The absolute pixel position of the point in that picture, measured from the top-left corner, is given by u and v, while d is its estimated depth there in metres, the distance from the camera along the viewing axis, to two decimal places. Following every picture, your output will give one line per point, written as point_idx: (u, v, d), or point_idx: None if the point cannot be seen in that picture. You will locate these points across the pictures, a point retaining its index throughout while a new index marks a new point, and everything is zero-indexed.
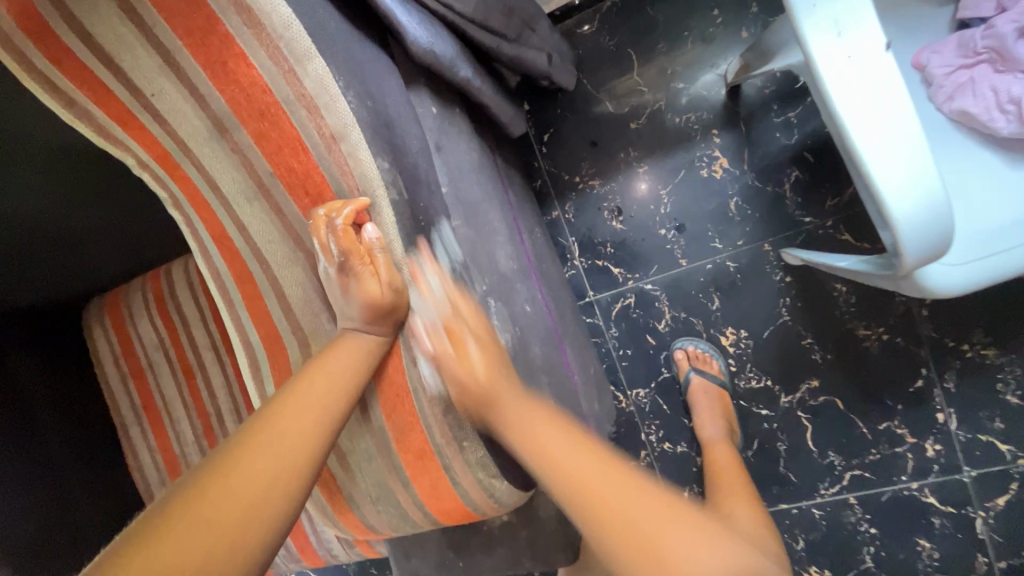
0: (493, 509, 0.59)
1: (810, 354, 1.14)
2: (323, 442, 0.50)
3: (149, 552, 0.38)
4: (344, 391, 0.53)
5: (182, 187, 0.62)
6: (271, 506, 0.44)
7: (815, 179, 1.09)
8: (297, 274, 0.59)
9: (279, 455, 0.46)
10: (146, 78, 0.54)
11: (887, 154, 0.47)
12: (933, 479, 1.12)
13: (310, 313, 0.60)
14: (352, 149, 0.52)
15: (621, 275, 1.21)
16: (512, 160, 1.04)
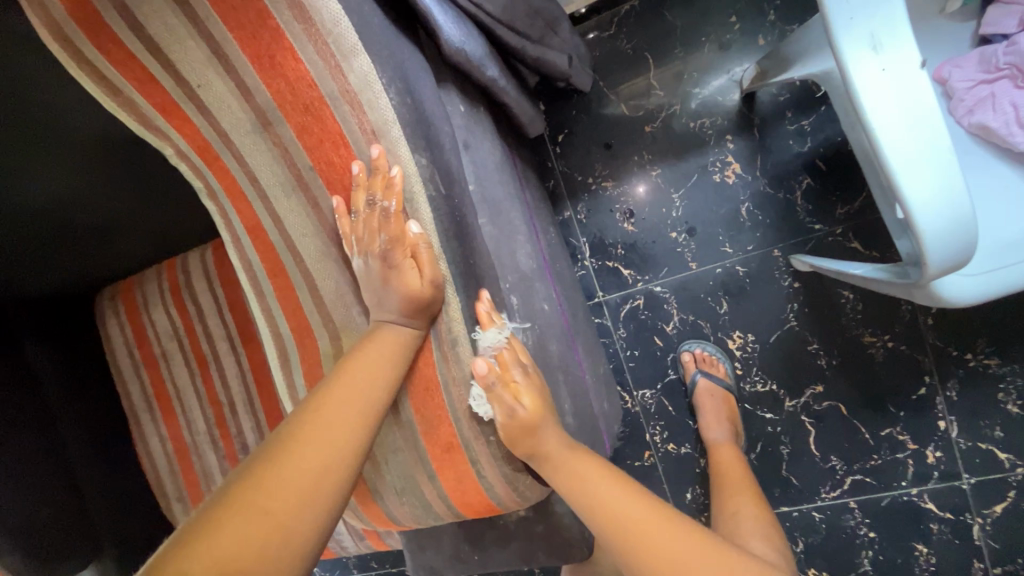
0: (516, 504, 0.60)
1: (815, 360, 1.16)
2: (367, 433, 0.50)
3: (208, 542, 0.38)
4: (382, 382, 0.53)
5: (219, 177, 0.62)
6: (323, 497, 0.44)
7: (826, 188, 1.10)
8: (329, 268, 0.60)
9: (328, 446, 0.47)
10: (191, 68, 0.54)
11: (916, 167, 0.48)
12: (932, 485, 1.13)
13: (342, 306, 0.61)
14: (393, 145, 0.53)
15: (631, 276, 1.22)
16: (529, 160, 1.05)
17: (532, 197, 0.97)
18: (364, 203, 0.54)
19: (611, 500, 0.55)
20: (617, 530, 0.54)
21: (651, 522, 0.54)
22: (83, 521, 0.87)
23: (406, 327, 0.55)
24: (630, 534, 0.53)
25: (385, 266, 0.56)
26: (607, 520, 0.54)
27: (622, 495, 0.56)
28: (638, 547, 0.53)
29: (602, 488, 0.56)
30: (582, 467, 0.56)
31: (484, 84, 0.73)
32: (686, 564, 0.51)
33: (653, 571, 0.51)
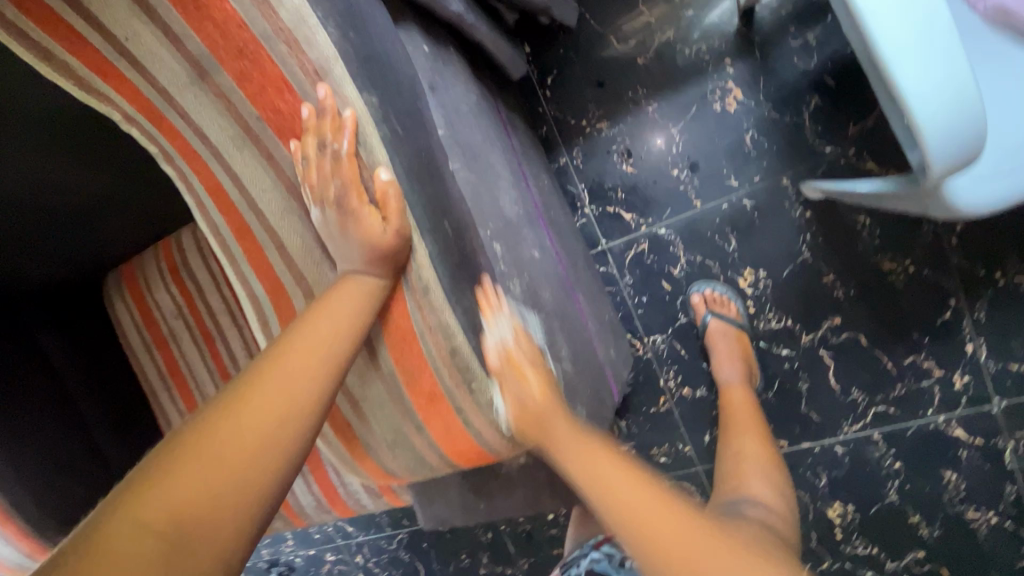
0: (507, 448, 0.60)
1: (832, 292, 1.11)
2: (328, 385, 0.52)
3: (163, 489, 0.41)
4: (351, 331, 0.54)
5: (169, 138, 0.62)
6: (276, 451, 0.47)
7: (835, 107, 1.03)
8: (294, 224, 0.59)
9: (289, 395, 0.49)
10: (117, 22, 0.53)
11: (915, 55, 0.43)
12: (960, 412, 1.10)
13: (312, 263, 0.60)
14: (337, 83, 0.51)
15: (633, 221, 1.18)
16: (515, 106, 1.01)
17: (519, 143, 0.94)
18: (314, 147, 0.53)
19: (585, 452, 0.59)
20: (580, 464, 0.58)
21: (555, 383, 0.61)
22: None
23: (370, 280, 0.55)
24: (593, 475, 0.57)
25: (344, 214, 0.54)
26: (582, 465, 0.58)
27: (602, 455, 0.59)
28: (602, 489, 0.56)
29: (561, 428, 0.59)
30: (543, 390, 0.60)
31: (448, 20, 0.68)
32: (638, 493, 0.54)
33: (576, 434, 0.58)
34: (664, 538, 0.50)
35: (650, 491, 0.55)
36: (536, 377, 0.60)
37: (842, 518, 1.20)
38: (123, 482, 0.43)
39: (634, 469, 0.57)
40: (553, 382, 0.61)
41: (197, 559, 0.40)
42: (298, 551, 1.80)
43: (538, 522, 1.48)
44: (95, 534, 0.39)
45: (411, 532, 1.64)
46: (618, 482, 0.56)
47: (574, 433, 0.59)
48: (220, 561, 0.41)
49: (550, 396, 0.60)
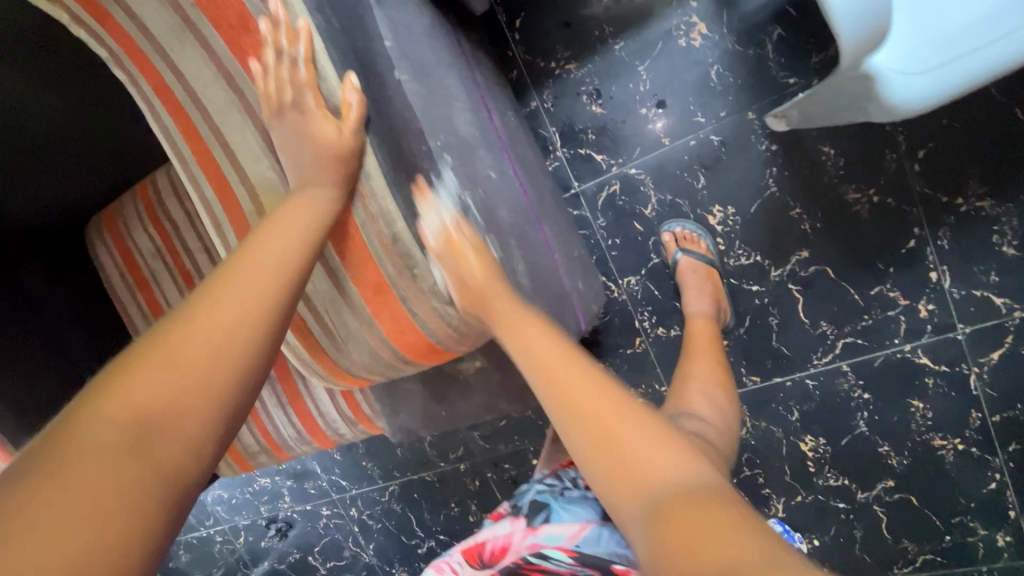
0: (454, 341, 0.67)
1: (799, 225, 1.12)
2: (286, 291, 0.53)
3: (124, 390, 0.41)
4: (302, 242, 0.56)
5: (115, 36, 0.63)
6: (243, 347, 0.47)
7: (797, 37, 1.04)
8: (238, 121, 0.61)
9: (248, 298, 0.50)
10: None
11: None
12: (926, 340, 1.11)
13: (255, 161, 0.62)
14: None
15: (604, 162, 1.20)
16: (479, 42, 1.02)
17: (482, 78, 0.95)
18: (252, 34, 0.55)
19: (608, 419, 0.52)
20: (593, 426, 0.52)
21: (567, 359, 0.58)
22: None
23: (320, 192, 0.58)
24: (611, 439, 0.51)
25: (287, 100, 0.57)
26: (603, 449, 0.50)
27: (633, 420, 0.52)
28: (619, 471, 0.49)
29: (584, 396, 0.54)
30: (550, 357, 0.58)
31: None
32: (657, 474, 0.47)
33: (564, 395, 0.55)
34: (670, 523, 0.42)
35: (680, 472, 0.47)
36: (547, 344, 0.60)
37: (815, 451, 1.22)
38: (78, 394, 0.41)
39: (669, 441, 0.50)
40: (567, 358, 0.58)
41: (171, 451, 0.40)
42: (295, 508, 1.84)
43: (524, 469, 1.52)
44: (59, 433, 0.38)
45: (402, 485, 1.68)
46: (641, 452, 0.49)
47: (585, 405, 0.53)
48: (195, 451, 0.41)
49: (546, 355, 0.58)
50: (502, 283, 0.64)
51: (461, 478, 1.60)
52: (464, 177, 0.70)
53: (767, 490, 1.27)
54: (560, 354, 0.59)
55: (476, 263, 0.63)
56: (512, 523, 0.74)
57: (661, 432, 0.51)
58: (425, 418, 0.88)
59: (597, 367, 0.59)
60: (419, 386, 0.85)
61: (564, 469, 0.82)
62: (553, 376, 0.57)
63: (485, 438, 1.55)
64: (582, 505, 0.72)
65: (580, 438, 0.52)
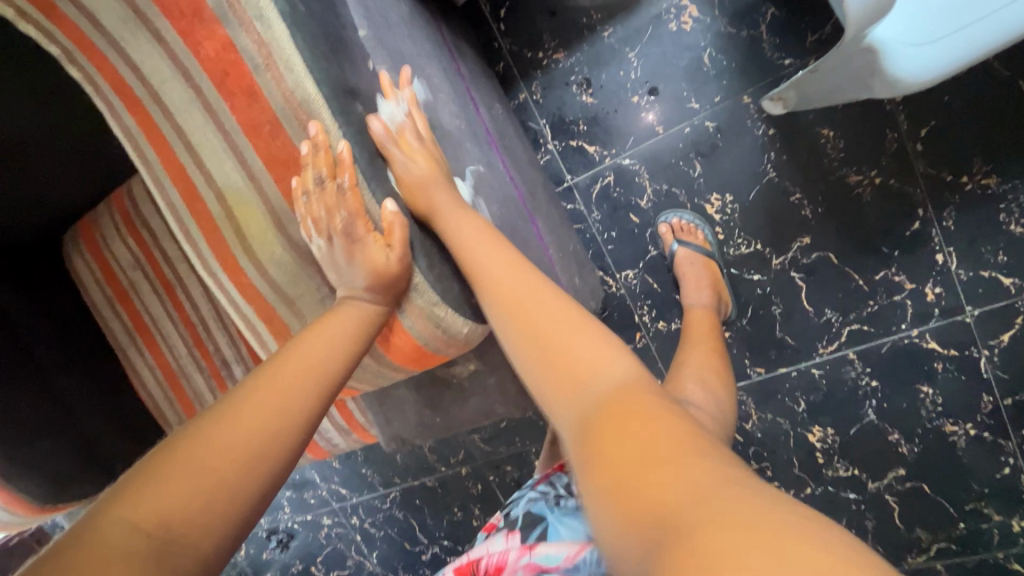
0: (443, 343, 0.64)
1: (799, 211, 1.09)
2: (320, 403, 0.55)
3: (188, 453, 0.45)
4: (354, 336, 0.59)
5: (68, 34, 0.59)
6: (267, 457, 0.48)
7: (791, 17, 1.00)
8: (199, 121, 0.56)
9: (299, 387, 0.53)
10: None
11: None
12: (934, 324, 1.08)
13: (219, 164, 0.57)
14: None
15: (597, 153, 1.16)
16: (461, 33, 0.98)
17: (467, 70, 0.91)
18: (209, 23, 0.51)
19: (562, 345, 0.52)
20: (545, 352, 0.52)
21: (520, 269, 0.59)
22: (89, 450, 0.91)
23: (371, 303, 0.60)
24: (558, 352, 0.51)
25: (251, 95, 0.52)
26: (539, 343, 0.53)
27: (593, 345, 0.50)
28: (561, 370, 0.50)
29: (513, 285, 0.58)
30: (491, 249, 0.60)
31: None
32: (601, 374, 0.48)
33: (532, 334, 0.54)
34: (560, 357, 0.51)
35: (613, 374, 0.48)
36: (498, 257, 0.60)
37: (823, 442, 1.19)
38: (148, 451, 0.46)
39: (614, 347, 0.51)
40: (547, 310, 0.55)
41: (182, 561, 0.39)
42: (295, 519, 1.80)
43: (526, 471, 1.48)
44: (122, 486, 0.42)
45: (403, 491, 1.65)
46: (584, 357, 0.49)
47: (543, 332, 0.53)
48: (201, 563, 0.41)
49: (506, 284, 0.58)
50: (501, 242, 0.62)
51: (463, 482, 1.56)
52: (450, 172, 0.66)
53: (775, 484, 1.24)
54: (525, 289, 0.57)
55: (499, 259, 0.59)
56: (507, 539, 0.72)
57: (610, 342, 0.51)
58: (418, 425, 0.84)
59: (543, 278, 0.59)
60: (411, 392, 0.82)
61: (556, 474, 0.80)
62: (513, 306, 0.56)
63: (485, 441, 1.51)
64: (578, 518, 0.69)
65: (530, 348, 0.53)
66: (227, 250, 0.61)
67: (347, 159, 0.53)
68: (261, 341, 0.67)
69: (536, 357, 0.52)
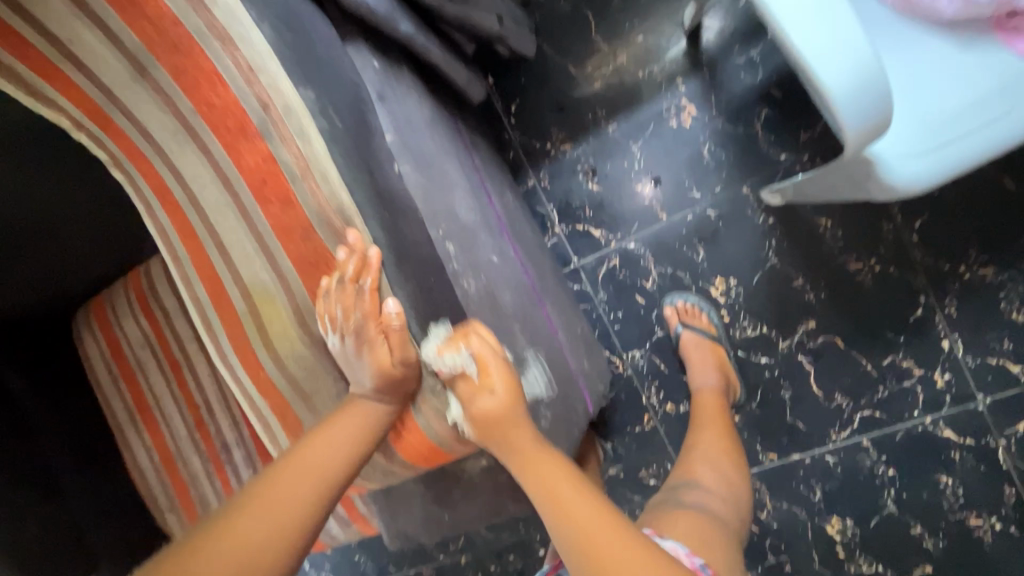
0: (457, 442, 0.63)
1: (803, 296, 1.11)
2: (319, 509, 0.56)
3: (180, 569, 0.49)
4: (359, 440, 0.59)
5: (119, 143, 0.64)
6: (265, 571, 0.51)
7: (784, 117, 1.07)
8: (231, 221, 0.58)
9: (301, 499, 0.55)
10: (62, 26, 0.55)
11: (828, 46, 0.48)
12: (947, 410, 1.07)
13: (246, 262, 0.59)
14: (272, 80, 0.52)
15: (603, 237, 1.20)
16: (476, 129, 1.04)
17: (481, 162, 0.96)
18: (250, 137, 0.54)
19: (614, 556, 0.55)
20: (588, 547, 0.56)
21: (601, 514, 0.58)
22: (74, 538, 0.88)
23: (379, 401, 0.60)
24: (562, 501, 0.59)
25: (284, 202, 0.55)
26: (595, 567, 0.55)
27: (617, 541, 0.56)
28: (566, 520, 0.58)
29: (500, 404, 0.61)
30: (553, 476, 0.61)
31: (399, 40, 0.72)
32: None
33: (597, 572, 0.55)
34: (615, 573, 0.54)
35: None
36: (568, 487, 0.61)
37: (843, 535, 1.13)
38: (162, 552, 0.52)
39: None
40: (605, 521, 0.58)
41: None
42: None
43: (530, 561, 1.40)
44: None
45: None
46: None
47: (608, 557, 0.55)
48: None
49: (573, 510, 0.59)
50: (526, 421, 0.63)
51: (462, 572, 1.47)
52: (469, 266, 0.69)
53: None
54: (593, 514, 0.58)
55: (503, 395, 0.61)
56: None
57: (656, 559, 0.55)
58: (425, 516, 0.81)
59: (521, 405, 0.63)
60: (419, 487, 0.79)
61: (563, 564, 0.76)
62: (578, 521, 0.58)
63: (487, 526, 1.44)
64: None
65: (543, 497, 0.61)
66: (246, 343, 0.62)
67: (375, 264, 0.54)
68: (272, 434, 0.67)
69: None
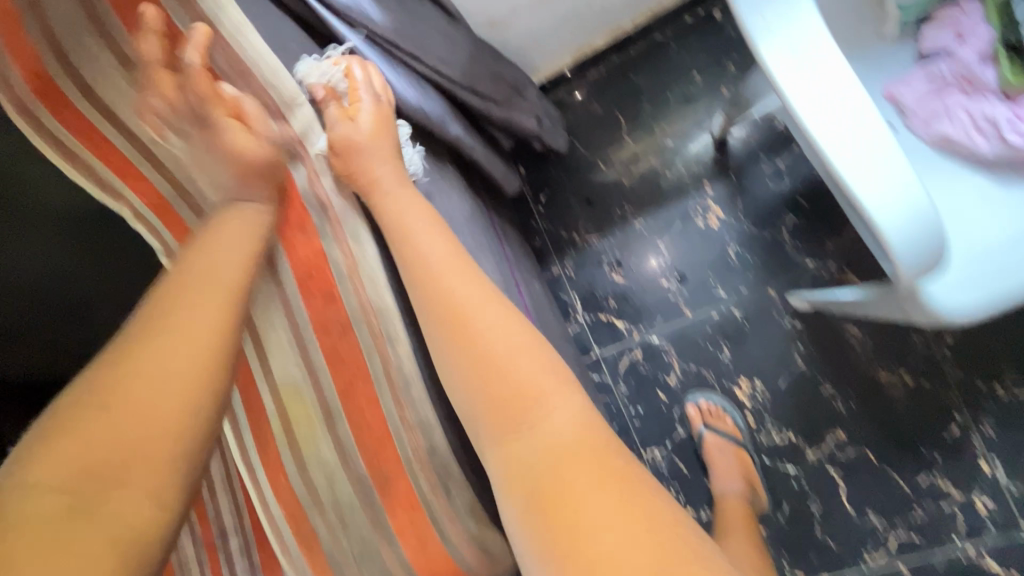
0: (485, 565, 0.58)
1: (832, 404, 1.08)
2: (223, 305, 0.50)
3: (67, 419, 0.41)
4: (233, 266, 0.52)
5: (173, 232, 0.61)
6: (172, 446, 0.44)
7: (810, 224, 1.09)
8: (274, 317, 0.57)
9: (191, 327, 0.48)
10: (135, 117, 0.57)
11: (866, 169, 0.46)
12: (991, 540, 1.00)
13: (281, 361, 0.57)
14: (337, 188, 0.58)
15: (626, 329, 1.19)
16: (507, 218, 1.06)
17: (512, 252, 0.98)
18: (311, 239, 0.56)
19: (530, 393, 0.47)
20: (498, 392, 0.48)
21: (557, 379, 0.48)
22: None
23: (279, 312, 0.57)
24: (543, 425, 0.45)
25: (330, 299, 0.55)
26: (513, 404, 0.47)
27: (582, 433, 0.44)
28: (554, 459, 0.43)
29: (481, 320, 0.51)
30: (518, 363, 0.49)
31: (449, 142, 0.75)
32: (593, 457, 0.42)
33: (507, 400, 0.47)
34: (539, 431, 0.45)
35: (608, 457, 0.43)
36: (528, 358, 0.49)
37: None
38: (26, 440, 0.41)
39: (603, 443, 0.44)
40: (557, 388, 0.47)
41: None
42: None
43: None
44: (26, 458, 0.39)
45: None
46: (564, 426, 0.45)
47: (527, 393, 0.47)
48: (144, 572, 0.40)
49: (520, 369, 0.48)
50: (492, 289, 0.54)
51: None
52: None
53: None
54: (541, 377, 0.48)
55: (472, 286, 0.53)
56: None
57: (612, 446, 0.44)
58: None
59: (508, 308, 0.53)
60: None
61: None
62: (514, 399, 0.47)
63: None
64: None
65: (501, 424, 0.47)
66: (271, 441, 0.59)
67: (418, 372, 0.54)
68: (276, 547, 0.59)
69: (495, 415, 0.47)
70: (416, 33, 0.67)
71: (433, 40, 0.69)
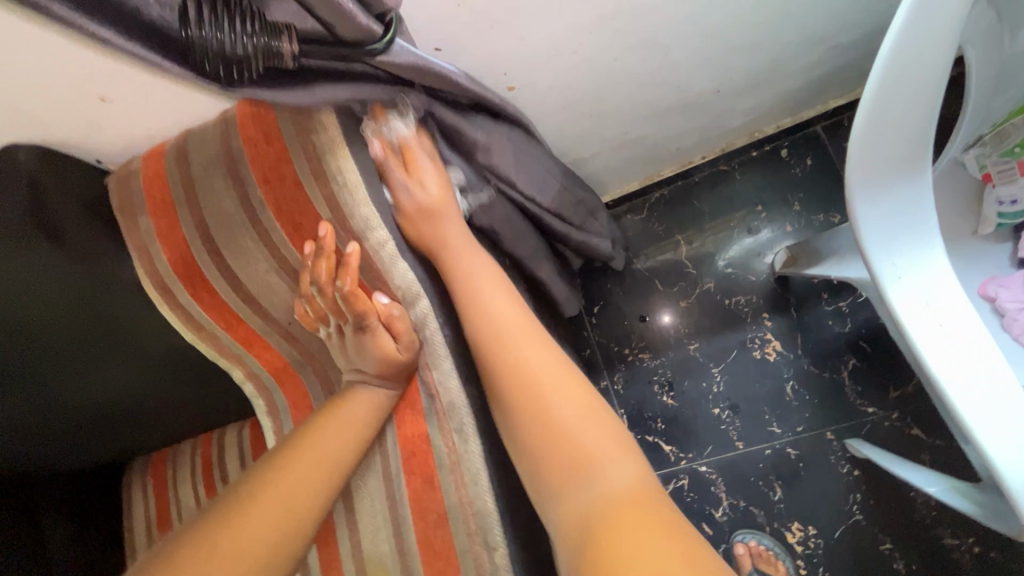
0: None
1: (892, 563, 1.02)
2: (335, 473, 0.56)
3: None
4: (358, 440, 0.58)
5: (289, 392, 0.71)
6: None
7: (873, 371, 1.07)
8: (374, 503, 0.62)
9: (309, 489, 0.54)
10: (257, 282, 0.62)
11: (1004, 431, 0.44)
12: None
13: (372, 537, 0.61)
14: (444, 377, 0.59)
15: (673, 453, 1.15)
16: (563, 335, 1.06)
17: None
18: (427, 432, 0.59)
19: (539, 387, 0.51)
20: (513, 374, 0.52)
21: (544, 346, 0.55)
22: None
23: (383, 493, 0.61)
24: (566, 446, 0.47)
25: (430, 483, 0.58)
26: (522, 385, 0.52)
27: (571, 404, 0.50)
28: (570, 462, 0.46)
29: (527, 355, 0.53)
30: (508, 332, 0.55)
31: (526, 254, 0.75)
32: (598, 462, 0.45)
33: (519, 394, 0.51)
34: (545, 426, 0.49)
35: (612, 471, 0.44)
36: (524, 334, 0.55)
37: None
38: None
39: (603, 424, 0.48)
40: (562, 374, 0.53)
41: None
42: None
43: None
44: None
45: None
46: (568, 423, 0.48)
47: (536, 383, 0.51)
48: None
49: (515, 345, 0.54)
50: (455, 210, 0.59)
51: None
52: None
53: None
54: (535, 349, 0.54)
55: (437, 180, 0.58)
56: None
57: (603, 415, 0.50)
58: None
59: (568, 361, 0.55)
60: None
61: None
62: (513, 363, 0.53)
63: None
64: None
65: (508, 390, 0.52)
66: None
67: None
68: None
69: (516, 413, 0.51)
70: (510, 177, 0.65)
71: (528, 182, 0.68)
